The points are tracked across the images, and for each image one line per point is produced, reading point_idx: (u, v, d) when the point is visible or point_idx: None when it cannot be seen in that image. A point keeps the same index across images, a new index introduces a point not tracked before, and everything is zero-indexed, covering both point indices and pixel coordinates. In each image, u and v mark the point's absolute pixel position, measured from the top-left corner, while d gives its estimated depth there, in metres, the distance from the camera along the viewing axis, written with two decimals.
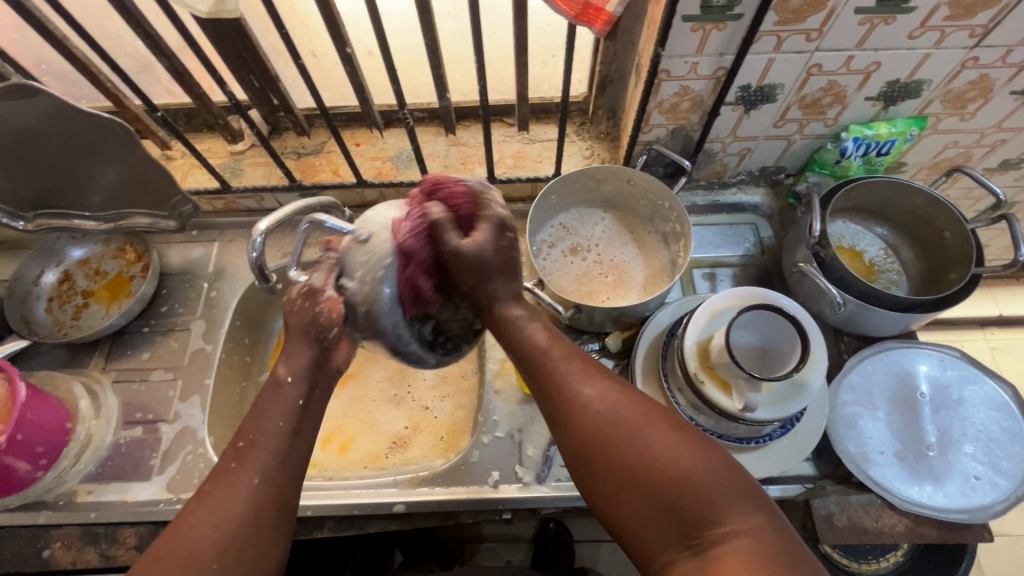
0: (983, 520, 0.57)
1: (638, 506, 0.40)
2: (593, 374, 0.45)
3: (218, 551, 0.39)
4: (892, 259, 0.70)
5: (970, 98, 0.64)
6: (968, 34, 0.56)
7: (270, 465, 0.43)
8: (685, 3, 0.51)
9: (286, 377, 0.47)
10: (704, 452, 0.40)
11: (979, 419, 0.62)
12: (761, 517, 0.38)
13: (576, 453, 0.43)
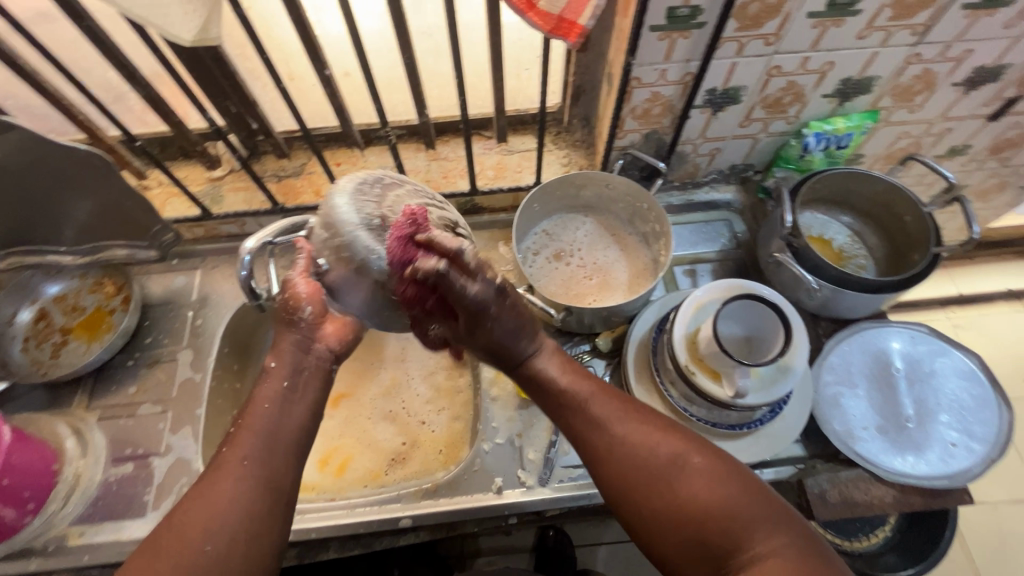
0: (963, 483, 0.60)
1: (672, 537, 0.42)
2: (614, 409, 0.48)
3: (213, 532, 0.40)
4: (860, 246, 0.74)
5: (916, 91, 0.69)
6: (910, 33, 0.60)
7: (261, 448, 0.44)
8: (652, 14, 0.54)
9: (271, 363, 0.48)
10: (727, 479, 0.43)
11: (952, 390, 0.66)
12: (787, 538, 0.40)
13: (609, 488, 0.46)
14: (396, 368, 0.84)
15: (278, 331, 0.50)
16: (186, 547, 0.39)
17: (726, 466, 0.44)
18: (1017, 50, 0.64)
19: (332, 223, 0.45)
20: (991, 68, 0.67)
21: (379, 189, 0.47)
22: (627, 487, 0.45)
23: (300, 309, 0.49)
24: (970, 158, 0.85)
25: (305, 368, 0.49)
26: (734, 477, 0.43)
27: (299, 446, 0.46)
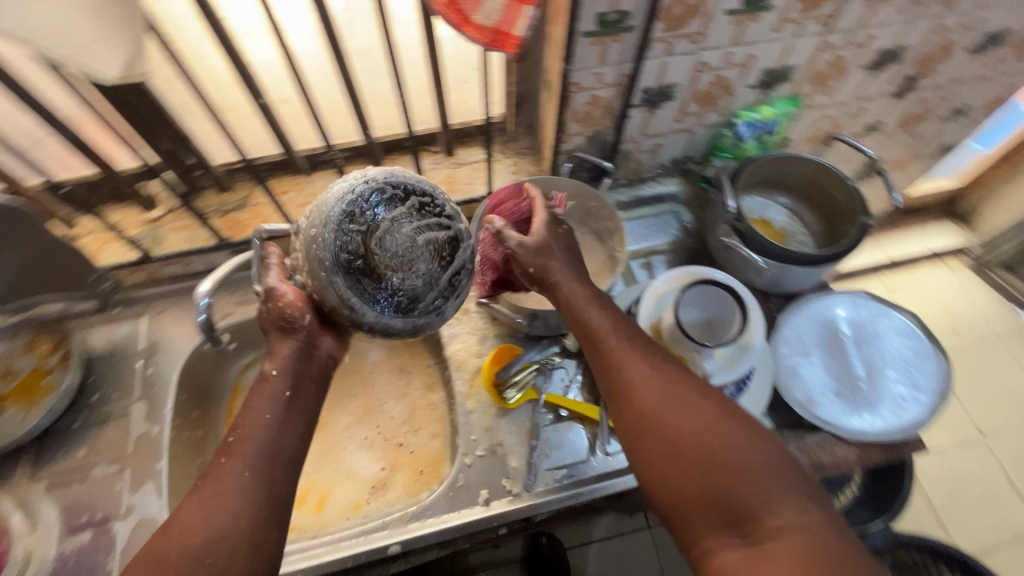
0: (916, 433, 0.65)
1: (696, 497, 0.44)
2: (650, 365, 0.51)
3: (211, 542, 0.39)
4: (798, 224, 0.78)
5: (830, 76, 0.74)
6: (819, 23, 0.65)
7: (262, 457, 0.43)
8: (583, 20, 0.56)
9: (272, 370, 0.47)
10: (761, 446, 0.45)
11: (895, 347, 0.71)
12: (811, 510, 0.42)
13: (636, 431, 0.49)
14: (367, 393, 0.82)
15: (273, 337, 0.49)
16: (185, 559, 0.38)
17: (761, 439, 0.45)
18: (912, 32, 0.70)
19: (309, 261, 0.46)
20: (891, 50, 0.73)
21: (369, 213, 0.46)
22: (659, 442, 0.47)
23: (300, 314, 0.48)
24: (885, 133, 0.92)
25: (307, 376, 0.48)
26: (767, 450, 0.45)
27: (297, 457, 0.46)
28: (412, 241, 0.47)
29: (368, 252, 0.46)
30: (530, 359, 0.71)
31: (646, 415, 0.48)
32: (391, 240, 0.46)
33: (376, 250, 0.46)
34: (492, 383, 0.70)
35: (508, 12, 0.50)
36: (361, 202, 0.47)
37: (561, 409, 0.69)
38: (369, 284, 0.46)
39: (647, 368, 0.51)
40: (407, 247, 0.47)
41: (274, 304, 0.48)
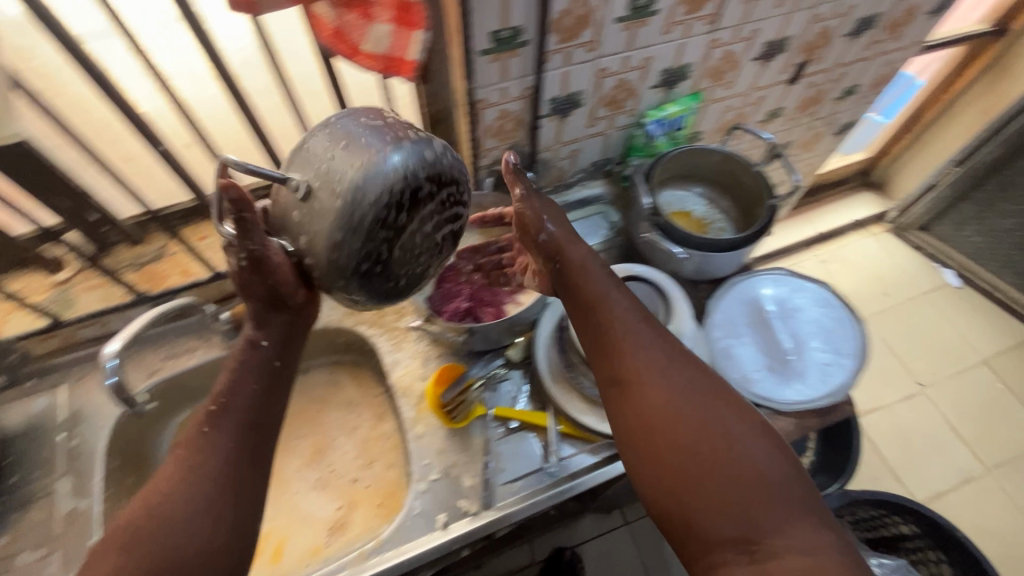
0: (845, 395, 0.68)
1: (710, 508, 0.47)
2: (672, 374, 0.54)
3: (198, 506, 0.43)
4: (716, 210, 0.82)
5: (725, 70, 0.79)
6: (705, 22, 0.69)
7: (244, 425, 0.48)
8: (476, 39, 0.57)
9: (263, 341, 0.52)
10: (776, 462, 0.49)
11: (816, 317, 0.74)
12: (819, 530, 0.45)
13: (651, 431, 0.51)
14: (316, 432, 0.80)
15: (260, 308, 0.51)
16: (168, 518, 0.42)
17: (779, 456, 0.49)
18: (792, 23, 0.76)
19: (328, 262, 0.43)
20: (777, 42, 0.78)
21: (399, 215, 0.43)
22: (678, 449, 0.49)
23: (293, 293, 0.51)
24: (787, 117, 0.98)
25: (291, 340, 0.54)
26: (783, 467, 0.48)
27: (276, 427, 0.51)
28: (433, 239, 0.46)
29: (389, 255, 0.44)
30: (475, 375, 0.71)
31: (668, 421, 0.51)
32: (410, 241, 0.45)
33: (399, 252, 0.44)
34: (439, 405, 0.69)
35: (397, 38, 0.49)
36: (395, 203, 0.42)
37: (511, 420, 0.70)
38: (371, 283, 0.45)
39: (670, 373, 0.54)
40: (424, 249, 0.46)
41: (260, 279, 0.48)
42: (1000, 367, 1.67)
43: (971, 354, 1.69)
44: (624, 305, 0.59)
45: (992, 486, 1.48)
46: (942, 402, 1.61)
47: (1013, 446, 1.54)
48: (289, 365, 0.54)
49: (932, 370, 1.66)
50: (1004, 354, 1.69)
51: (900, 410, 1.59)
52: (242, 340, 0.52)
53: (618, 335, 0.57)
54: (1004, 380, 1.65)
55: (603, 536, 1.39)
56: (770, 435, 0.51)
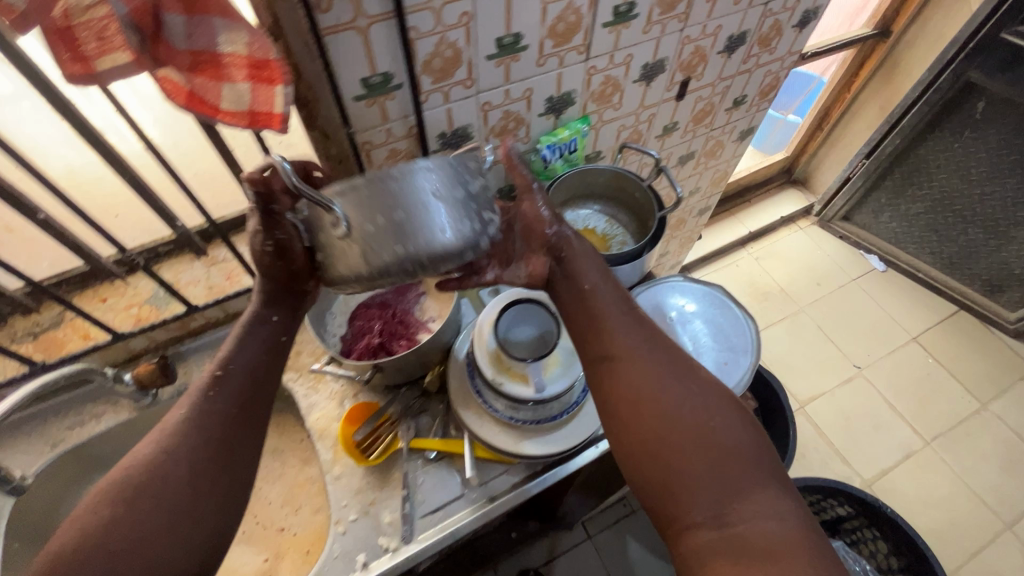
0: (742, 391, 0.71)
1: (688, 477, 0.49)
2: (651, 352, 0.56)
3: (196, 466, 0.49)
4: (618, 223, 0.85)
5: (609, 93, 0.83)
6: (577, 52, 0.73)
7: (241, 390, 0.53)
8: (346, 86, 0.60)
9: (273, 316, 0.57)
10: (748, 434, 0.52)
11: (711, 317, 0.78)
12: (783, 499, 0.48)
13: (631, 404, 0.53)
14: None
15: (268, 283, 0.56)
16: (167, 475, 0.47)
17: (749, 431, 0.52)
18: (664, 45, 0.81)
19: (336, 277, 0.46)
20: (653, 63, 0.83)
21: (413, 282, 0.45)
22: (660, 422, 0.51)
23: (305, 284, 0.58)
24: (684, 130, 1.03)
25: (296, 318, 0.59)
26: (753, 442, 0.51)
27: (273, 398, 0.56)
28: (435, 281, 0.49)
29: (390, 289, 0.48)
30: (390, 410, 0.72)
31: (651, 396, 0.53)
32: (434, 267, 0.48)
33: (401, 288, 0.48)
34: (354, 445, 0.69)
35: (262, 95, 0.52)
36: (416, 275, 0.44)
37: (429, 451, 0.69)
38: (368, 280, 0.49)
39: (654, 354, 0.56)
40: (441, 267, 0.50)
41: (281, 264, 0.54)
42: (929, 343, 1.76)
43: (902, 333, 1.78)
44: (614, 291, 0.60)
45: (933, 459, 1.55)
46: (879, 382, 1.68)
47: (947, 417, 1.62)
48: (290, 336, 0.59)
49: (867, 352, 1.74)
50: (932, 331, 1.79)
51: (841, 394, 1.66)
52: (250, 314, 0.56)
53: (610, 317, 0.58)
54: (933, 355, 1.73)
55: (568, 552, 1.40)
56: (742, 413, 0.54)
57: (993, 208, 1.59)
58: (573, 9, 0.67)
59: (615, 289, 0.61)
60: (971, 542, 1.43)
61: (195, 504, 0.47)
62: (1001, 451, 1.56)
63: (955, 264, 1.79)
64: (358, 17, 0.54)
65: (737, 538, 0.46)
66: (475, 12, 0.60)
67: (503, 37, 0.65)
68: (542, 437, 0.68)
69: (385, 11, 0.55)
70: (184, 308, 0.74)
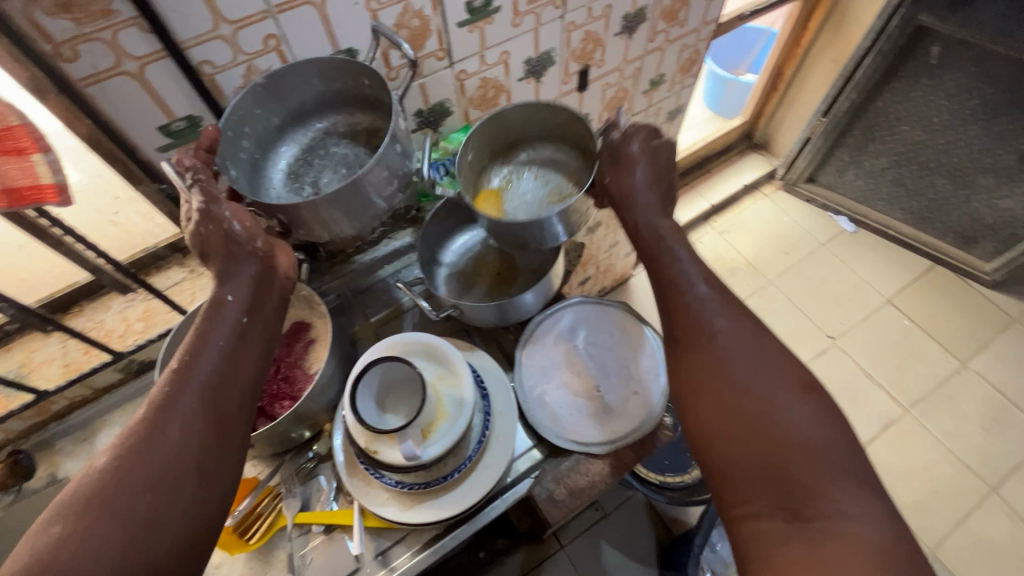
0: (653, 419, 0.66)
1: (754, 464, 0.44)
2: (725, 331, 0.50)
3: (160, 472, 0.41)
4: (568, 180, 0.65)
5: (493, 96, 0.74)
6: (436, 59, 0.64)
7: (209, 391, 0.46)
8: (141, 138, 0.52)
9: (228, 298, 0.50)
10: (831, 423, 0.45)
11: (609, 334, 0.73)
12: (872, 500, 0.42)
13: (692, 385, 0.49)
14: None
15: (225, 258, 0.50)
16: (131, 481, 0.40)
17: (839, 422, 0.45)
18: (545, 35, 0.71)
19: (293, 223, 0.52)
20: (538, 57, 0.73)
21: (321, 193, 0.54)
22: (725, 406, 0.47)
23: (250, 240, 0.51)
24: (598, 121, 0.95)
25: (259, 302, 0.52)
26: (837, 431, 0.45)
27: (251, 385, 0.49)
28: (337, 176, 0.56)
29: (302, 182, 0.56)
30: (274, 483, 0.65)
31: (715, 374, 0.48)
32: (327, 185, 0.55)
33: (313, 184, 0.56)
34: (229, 531, 0.62)
35: (16, 168, 0.45)
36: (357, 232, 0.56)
37: (315, 525, 0.63)
38: (266, 183, 0.56)
39: (715, 321, 0.51)
40: (320, 157, 0.57)
41: (218, 227, 0.49)
42: (905, 303, 1.68)
43: (876, 295, 1.70)
44: (684, 254, 0.56)
45: (913, 426, 1.49)
46: (855, 350, 1.62)
47: (926, 381, 1.55)
48: (257, 313, 0.51)
49: (841, 320, 1.67)
50: (907, 291, 1.71)
51: (816, 367, 1.60)
52: (205, 301, 0.49)
53: (661, 277, 0.55)
54: (910, 317, 1.66)
55: (540, 568, 1.30)
56: (827, 404, 0.46)
57: (959, 158, 1.50)
58: (413, 13, 0.57)
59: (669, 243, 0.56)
60: (956, 510, 1.38)
61: (161, 534, 0.40)
62: (984, 410, 1.50)
63: (925, 218, 1.70)
64: (123, 60, 0.46)
65: (812, 537, 0.41)
66: (285, 34, 0.51)
67: (333, 55, 0.56)
68: (436, 500, 0.61)
69: (156, 49, 0.46)
70: (33, 392, 0.66)
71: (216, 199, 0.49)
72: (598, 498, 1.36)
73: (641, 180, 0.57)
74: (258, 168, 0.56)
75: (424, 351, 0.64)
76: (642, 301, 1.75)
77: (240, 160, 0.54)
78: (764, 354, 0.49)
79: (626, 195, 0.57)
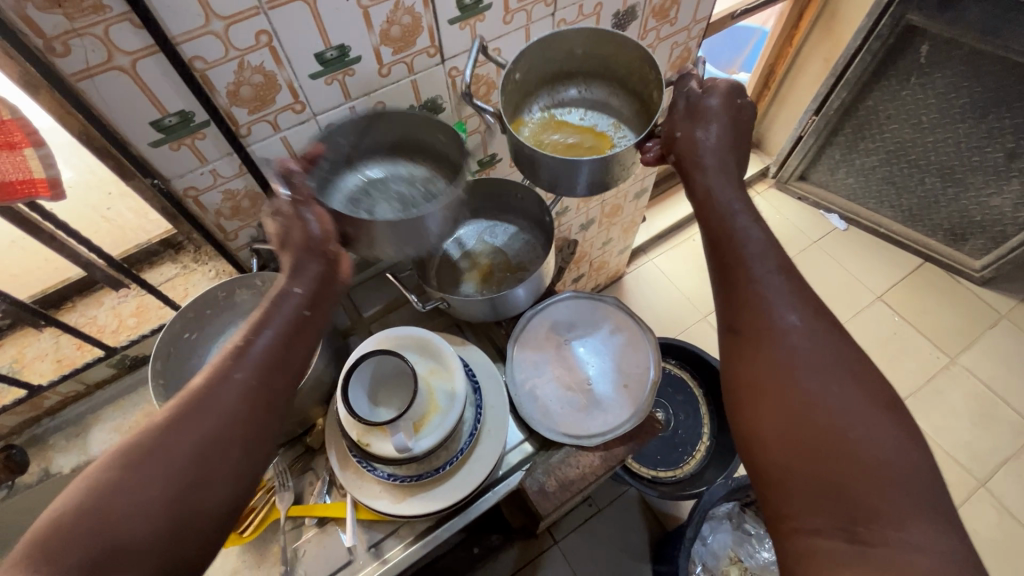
0: (642, 412, 0.67)
1: (814, 477, 0.42)
2: (799, 332, 0.46)
3: (208, 444, 0.42)
4: (614, 123, 0.70)
5: (484, 93, 0.75)
6: (428, 55, 0.64)
7: (265, 371, 0.46)
8: (133, 133, 0.52)
9: (296, 288, 0.50)
10: (911, 446, 0.41)
11: (601, 328, 0.74)
12: (946, 535, 0.38)
13: (756, 384, 0.47)
14: None
15: (298, 255, 0.51)
16: (181, 447, 0.41)
17: (918, 447, 0.41)
18: (537, 32, 0.72)
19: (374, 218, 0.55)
20: None
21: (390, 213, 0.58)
22: (786, 412, 0.44)
23: (326, 241, 0.52)
24: None
25: (322, 299, 0.52)
26: (916, 454, 0.41)
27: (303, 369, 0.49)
28: (397, 202, 0.61)
29: (361, 205, 0.60)
30: (267, 476, 0.66)
31: (779, 377, 0.45)
32: (386, 211, 0.58)
33: (372, 207, 0.60)
34: None
35: (8, 163, 0.45)
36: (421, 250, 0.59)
37: (308, 518, 0.63)
38: (327, 195, 0.59)
39: (783, 320, 0.47)
40: (378, 190, 0.62)
41: (300, 226, 0.51)
42: (896, 300, 1.70)
43: (867, 292, 1.72)
44: (756, 232, 0.52)
45: None
46: None
47: (915, 376, 1.57)
48: (319, 306, 0.52)
49: None
50: (898, 288, 1.72)
51: None
52: (274, 288, 0.49)
53: (721, 247, 0.52)
54: (901, 313, 1.68)
55: (534, 563, 1.31)
56: (903, 422, 0.43)
57: (948, 156, 1.52)
58: (404, 9, 0.58)
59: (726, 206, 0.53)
60: None
61: (197, 506, 0.40)
62: (972, 405, 1.52)
63: (915, 216, 1.72)
64: (114, 55, 0.46)
65: (873, 563, 0.38)
66: (276, 30, 0.52)
67: (324, 52, 0.56)
68: (428, 492, 0.61)
69: (147, 44, 0.47)
70: (26, 387, 0.66)
71: (306, 200, 0.52)
72: (592, 494, 1.37)
73: (713, 140, 0.56)
74: (324, 184, 0.60)
75: (416, 345, 0.65)
76: (635, 298, 1.75)
77: (320, 168, 0.58)
78: (836, 355, 0.45)
79: (694, 152, 0.56)
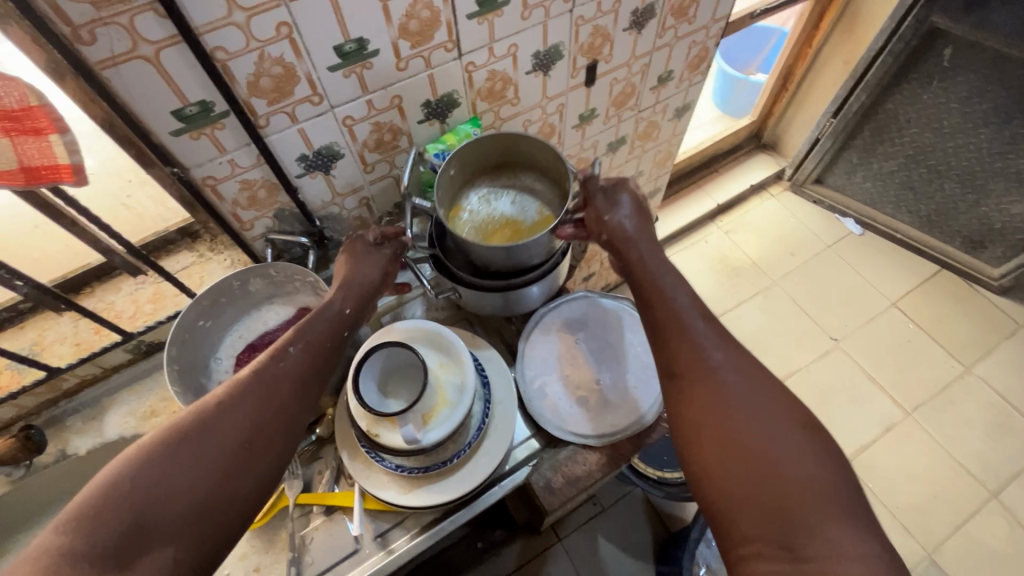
0: (650, 412, 0.67)
1: (750, 499, 0.43)
2: (723, 369, 0.50)
3: (253, 426, 0.48)
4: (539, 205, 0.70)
5: (500, 89, 0.75)
6: (445, 50, 0.64)
7: (305, 371, 0.53)
8: (154, 121, 0.52)
9: (346, 308, 0.59)
10: (829, 462, 0.44)
11: (610, 328, 0.75)
12: (871, 540, 0.40)
13: (692, 422, 0.49)
14: None
15: (349, 275, 0.61)
16: (230, 425, 0.47)
17: (835, 462, 0.44)
18: (553, 29, 0.72)
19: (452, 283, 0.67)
20: (545, 50, 0.74)
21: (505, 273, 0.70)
22: (725, 444, 0.46)
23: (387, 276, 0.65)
24: (604, 116, 0.95)
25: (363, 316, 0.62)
26: (836, 469, 0.44)
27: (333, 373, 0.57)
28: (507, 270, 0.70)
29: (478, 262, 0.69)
30: None
31: (716, 413, 0.47)
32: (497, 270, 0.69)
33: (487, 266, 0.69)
34: None
35: (33, 148, 0.46)
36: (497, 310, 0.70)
37: (316, 506, 0.64)
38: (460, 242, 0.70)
39: (710, 357, 0.51)
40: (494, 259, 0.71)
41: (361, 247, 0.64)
42: (910, 307, 1.68)
43: (881, 299, 1.70)
44: (683, 293, 0.56)
45: (915, 429, 1.49)
46: (857, 352, 1.61)
47: (928, 384, 1.55)
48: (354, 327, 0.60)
49: (844, 322, 1.66)
50: (913, 294, 1.70)
51: (817, 368, 1.60)
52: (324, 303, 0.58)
53: (649, 304, 0.56)
54: (915, 320, 1.65)
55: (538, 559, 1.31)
56: (821, 438, 0.46)
57: (968, 161, 1.49)
58: (422, 3, 0.58)
59: (652, 266, 0.58)
60: (956, 514, 1.37)
61: (240, 479, 0.46)
62: (986, 416, 1.50)
63: (932, 221, 1.69)
64: (138, 43, 0.47)
65: None
66: (297, 21, 0.52)
67: (343, 44, 0.56)
68: (434, 484, 0.62)
69: (170, 33, 0.47)
70: (45, 369, 0.68)
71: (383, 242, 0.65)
72: (597, 492, 1.37)
73: (633, 225, 0.62)
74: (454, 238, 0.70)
75: (427, 339, 0.65)
76: None
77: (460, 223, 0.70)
78: (763, 383, 0.49)
79: (622, 237, 0.61)
